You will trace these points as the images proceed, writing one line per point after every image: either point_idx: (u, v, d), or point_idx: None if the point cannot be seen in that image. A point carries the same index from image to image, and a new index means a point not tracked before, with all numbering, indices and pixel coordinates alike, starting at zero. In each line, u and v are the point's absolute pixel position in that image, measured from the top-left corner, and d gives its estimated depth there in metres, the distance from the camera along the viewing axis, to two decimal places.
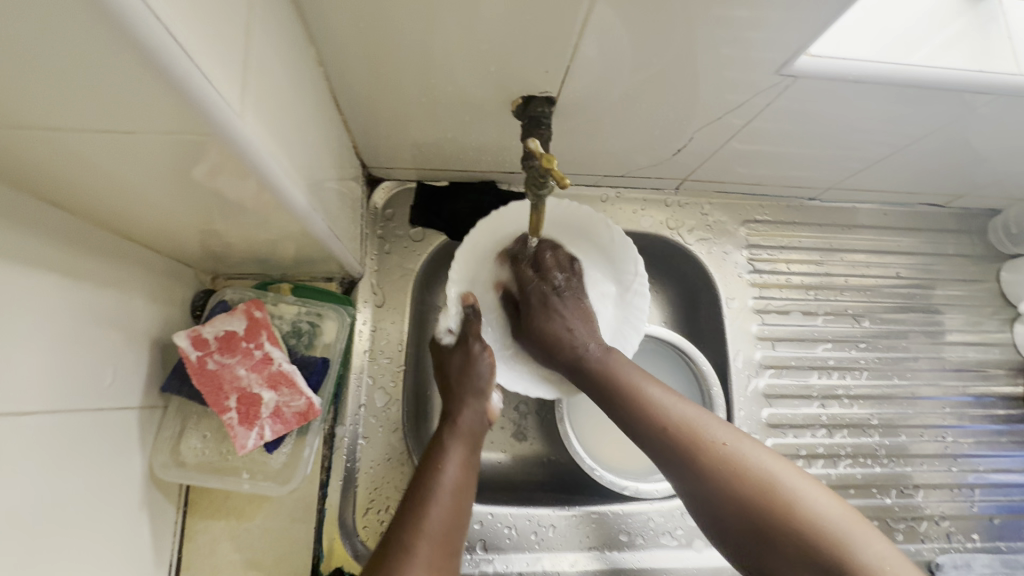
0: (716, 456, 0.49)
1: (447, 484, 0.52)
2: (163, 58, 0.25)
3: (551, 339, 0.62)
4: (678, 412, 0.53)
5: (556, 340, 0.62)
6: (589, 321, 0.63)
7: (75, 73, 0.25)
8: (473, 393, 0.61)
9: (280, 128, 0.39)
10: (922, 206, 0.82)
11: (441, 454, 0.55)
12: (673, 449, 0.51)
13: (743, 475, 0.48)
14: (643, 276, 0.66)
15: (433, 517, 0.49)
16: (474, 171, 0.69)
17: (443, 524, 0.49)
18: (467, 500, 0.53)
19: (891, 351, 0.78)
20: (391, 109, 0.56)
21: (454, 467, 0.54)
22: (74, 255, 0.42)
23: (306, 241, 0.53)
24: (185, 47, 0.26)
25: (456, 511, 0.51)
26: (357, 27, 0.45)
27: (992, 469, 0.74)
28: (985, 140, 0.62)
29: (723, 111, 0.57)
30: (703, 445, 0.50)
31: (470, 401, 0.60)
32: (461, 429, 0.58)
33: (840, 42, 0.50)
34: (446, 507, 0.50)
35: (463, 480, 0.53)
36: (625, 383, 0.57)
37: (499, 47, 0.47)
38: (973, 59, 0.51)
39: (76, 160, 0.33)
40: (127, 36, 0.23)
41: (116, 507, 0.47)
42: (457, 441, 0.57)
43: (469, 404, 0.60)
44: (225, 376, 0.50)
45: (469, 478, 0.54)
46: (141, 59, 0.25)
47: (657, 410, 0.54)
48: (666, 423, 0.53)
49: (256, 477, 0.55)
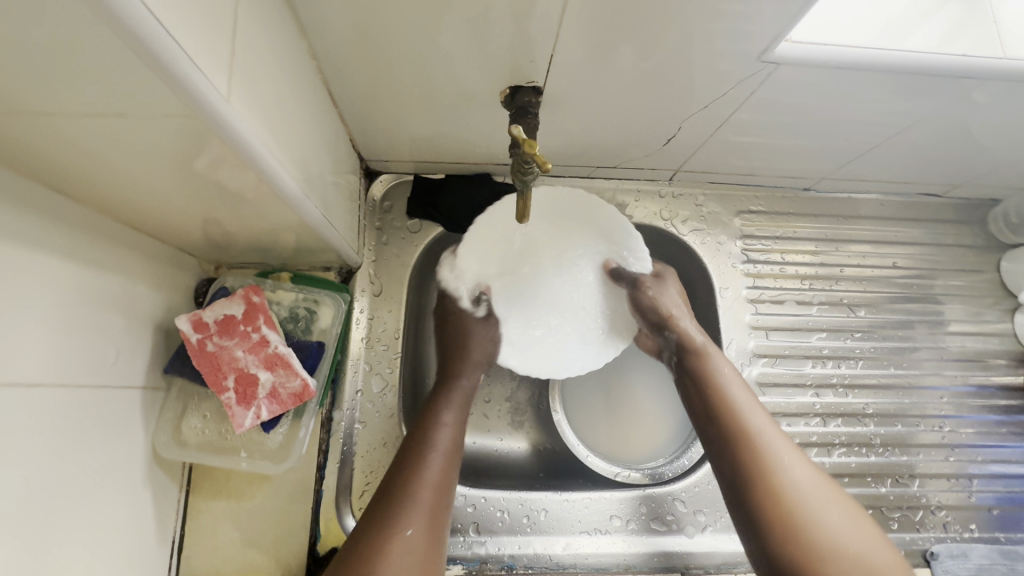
0: (797, 511, 0.48)
1: (438, 446, 0.54)
2: (148, 43, 0.27)
3: (652, 309, 0.64)
4: (776, 456, 0.51)
5: (661, 313, 0.64)
6: (685, 304, 0.65)
7: (66, 58, 0.27)
8: (471, 360, 0.63)
9: (269, 117, 0.41)
10: (919, 196, 0.81)
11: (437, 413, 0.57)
12: (756, 490, 0.49)
13: (824, 545, 0.46)
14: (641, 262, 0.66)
15: (426, 480, 0.51)
16: (470, 163, 0.70)
17: (434, 489, 0.51)
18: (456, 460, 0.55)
19: (888, 341, 0.78)
20: (383, 102, 0.58)
21: (447, 430, 0.56)
22: (79, 240, 0.44)
23: (301, 230, 0.55)
24: (171, 32, 0.28)
25: (447, 475, 0.53)
26: (346, 21, 0.46)
27: (991, 460, 0.74)
28: (977, 127, 0.62)
29: (710, 99, 0.58)
30: (787, 495, 0.49)
31: (470, 368, 0.62)
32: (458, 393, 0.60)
33: (823, 31, 0.51)
34: (438, 470, 0.52)
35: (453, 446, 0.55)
36: (711, 375, 0.58)
37: (484, 38, 0.49)
38: (955, 45, 0.51)
39: (78, 147, 0.36)
40: (112, 22, 0.25)
41: (119, 482, 0.49)
42: (454, 405, 0.59)
43: (466, 369, 0.62)
44: (223, 357, 0.53)
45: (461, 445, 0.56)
46: (126, 43, 0.26)
47: (754, 446, 0.52)
48: (759, 462, 0.51)
49: (253, 457, 0.57)
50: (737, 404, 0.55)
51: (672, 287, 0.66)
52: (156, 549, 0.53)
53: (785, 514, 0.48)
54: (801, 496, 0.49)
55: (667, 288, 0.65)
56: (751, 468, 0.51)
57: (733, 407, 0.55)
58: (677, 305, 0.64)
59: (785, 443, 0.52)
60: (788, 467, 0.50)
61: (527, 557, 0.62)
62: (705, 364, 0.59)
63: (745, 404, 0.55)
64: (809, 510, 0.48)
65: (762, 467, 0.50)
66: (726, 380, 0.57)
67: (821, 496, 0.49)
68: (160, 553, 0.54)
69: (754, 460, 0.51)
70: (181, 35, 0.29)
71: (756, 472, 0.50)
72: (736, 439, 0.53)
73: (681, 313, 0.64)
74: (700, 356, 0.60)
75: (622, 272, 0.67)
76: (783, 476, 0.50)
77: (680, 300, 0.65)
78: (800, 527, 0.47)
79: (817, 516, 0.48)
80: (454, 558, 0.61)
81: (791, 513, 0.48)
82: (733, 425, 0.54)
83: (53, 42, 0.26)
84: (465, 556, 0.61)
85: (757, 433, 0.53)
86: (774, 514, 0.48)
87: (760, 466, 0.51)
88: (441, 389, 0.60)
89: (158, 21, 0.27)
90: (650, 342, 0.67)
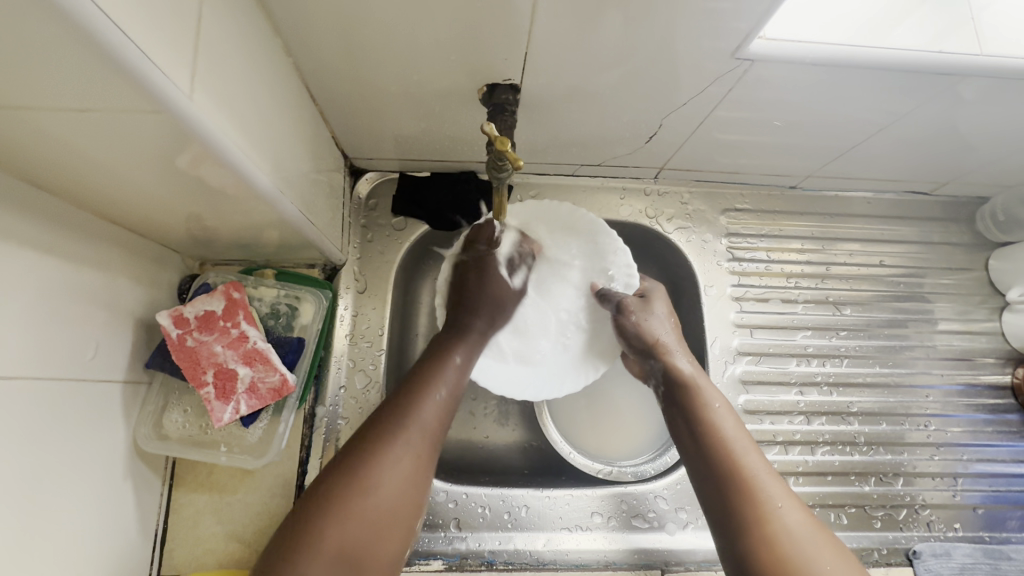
0: (793, 554, 0.44)
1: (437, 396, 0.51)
2: (94, 31, 0.27)
3: (637, 335, 0.63)
4: (773, 500, 0.47)
5: (647, 341, 0.62)
6: (675, 332, 0.64)
7: (19, 51, 0.27)
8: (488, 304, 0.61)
9: (238, 112, 0.41)
10: (908, 194, 0.81)
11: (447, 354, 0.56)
12: (754, 537, 0.46)
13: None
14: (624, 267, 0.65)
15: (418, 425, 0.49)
16: (454, 160, 0.70)
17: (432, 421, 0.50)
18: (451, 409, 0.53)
19: (874, 340, 0.77)
20: (363, 100, 0.58)
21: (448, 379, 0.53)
22: (58, 236, 0.45)
23: (281, 227, 0.55)
24: (119, 24, 0.28)
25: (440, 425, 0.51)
26: (320, 18, 0.47)
27: (978, 459, 0.73)
28: (960, 124, 0.62)
29: (689, 96, 0.58)
30: (787, 542, 0.44)
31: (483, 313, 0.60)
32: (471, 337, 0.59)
33: (798, 28, 0.51)
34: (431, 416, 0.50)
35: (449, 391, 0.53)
36: (698, 402, 0.56)
37: (457, 36, 0.49)
38: (930, 41, 0.51)
39: (51, 144, 0.36)
40: (56, 12, 0.25)
41: (100, 475, 0.50)
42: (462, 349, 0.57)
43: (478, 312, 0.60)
44: (202, 352, 0.54)
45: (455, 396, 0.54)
46: (72, 32, 0.26)
47: (750, 489, 0.48)
48: (755, 506, 0.47)
49: (233, 450, 0.58)
50: (730, 444, 0.52)
51: (660, 311, 0.64)
52: (137, 541, 0.54)
53: (785, 562, 0.43)
54: (801, 543, 0.44)
55: (650, 309, 0.64)
56: (747, 513, 0.47)
57: (726, 447, 0.52)
58: (665, 332, 0.63)
59: (782, 485, 0.49)
60: (786, 511, 0.47)
61: (508, 552, 0.62)
62: (695, 398, 0.56)
63: (738, 443, 0.52)
64: (810, 557, 0.44)
65: (759, 513, 0.47)
66: (720, 418, 0.54)
67: (821, 542, 0.45)
68: (142, 545, 0.55)
69: (750, 505, 0.47)
70: (134, 28, 0.29)
71: (754, 517, 0.47)
72: (730, 482, 0.49)
73: (669, 342, 0.62)
74: (689, 389, 0.57)
75: (608, 293, 0.65)
76: (781, 521, 0.46)
77: (669, 327, 0.63)
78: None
79: (819, 566, 0.43)
80: (434, 553, 0.61)
81: (792, 560, 0.43)
82: (727, 465, 0.50)
83: (2, 36, 0.26)
84: (445, 551, 0.61)
85: (752, 475, 0.49)
86: (772, 563, 0.44)
87: (756, 511, 0.47)
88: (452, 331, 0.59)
89: (102, 11, 0.27)
90: (638, 370, 0.64)
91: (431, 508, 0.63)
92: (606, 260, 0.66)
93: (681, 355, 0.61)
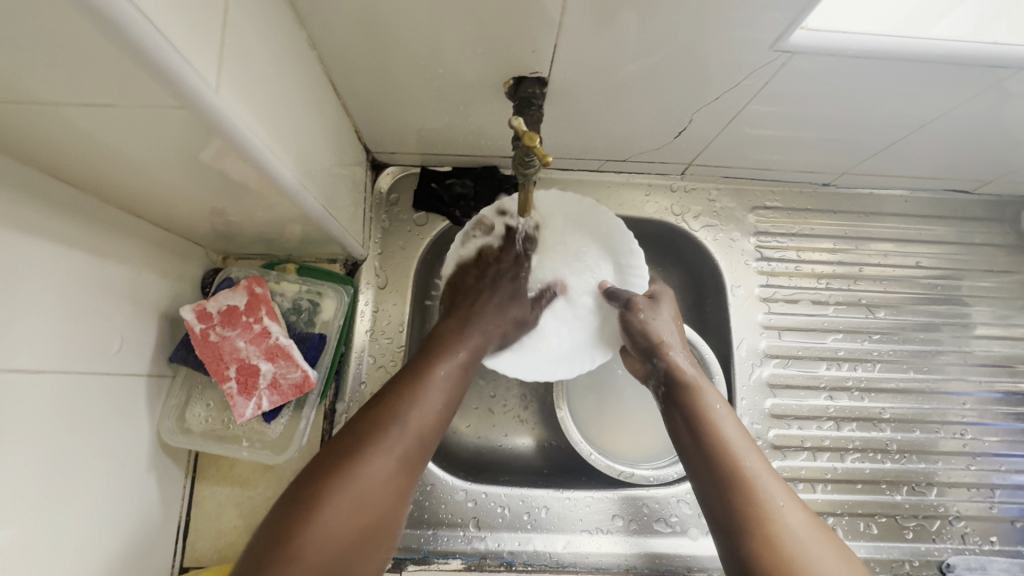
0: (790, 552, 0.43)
1: (439, 387, 0.51)
2: (122, 25, 0.26)
3: (642, 333, 0.58)
4: (773, 501, 0.46)
5: (652, 340, 0.58)
6: (679, 332, 0.60)
7: (46, 45, 0.27)
8: (500, 312, 0.61)
9: (262, 105, 0.40)
10: (948, 193, 0.78)
11: (453, 348, 0.55)
12: (753, 539, 0.44)
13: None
14: (638, 268, 0.63)
15: (419, 413, 0.49)
16: (476, 155, 0.69)
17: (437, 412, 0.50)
18: (453, 407, 0.52)
19: (909, 344, 0.75)
20: (387, 94, 0.57)
21: (449, 368, 0.53)
22: (83, 230, 0.45)
23: (303, 222, 0.55)
24: (147, 16, 0.27)
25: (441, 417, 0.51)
26: (346, 10, 0.46)
27: (1016, 470, 0.71)
28: (1009, 121, 0.59)
29: (722, 91, 0.56)
30: (786, 545, 0.43)
31: (495, 318, 0.60)
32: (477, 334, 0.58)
33: (840, 18, 0.48)
34: (432, 410, 0.50)
35: (451, 394, 0.52)
36: (697, 401, 0.54)
37: (484, 28, 0.48)
38: (981, 34, 0.49)
39: (77, 138, 0.36)
40: (82, 4, 0.25)
41: (124, 468, 0.50)
42: (467, 346, 0.56)
43: (489, 316, 0.60)
44: (225, 348, 0.54)
45: (455, 395, 0.53)
46: (100, 26, 0.26)
47: (750, 490, 0.47)
48: (756, 508, 0.46)
49: (254, 445, 0.58)
50: (729, 441, 0.50)
51: (668, 311, 0.60)
52: (161, 533, 0.55)
53: (782, 559, 0.42)
54: (802, 546, 0.43)
55: (660, 310, 0.60)
56: (747, 515, 0.45)
57: (726, 447, 0.50)
58: (670, 332, 0.59)
59: (783, 487, 0.47)
60: (786, 513, 0.45)
61: (526, 554, 0.61)
62: (694, 395, 0.54)
63: (738, 441, 0.51)
64: (810, 560, 0.42)
65: (761, 515, 0.45)
66: (719, 416, 0.53)
67: (821, 543, 0.44)
68: (165, 536, 0.55)
69: (751, 506, 0.46)
70: (159, 19, 0.28)
71: (753, 518, 0.45)
72: (728, 483, 0.48)
73: (674, 341, 0.58)
74: (691, 389, 0.55)
75: (616, 292, 0.61)
76: (782, 524, 0.44)
77: (675, 327, 0.60)
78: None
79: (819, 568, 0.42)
80: (453, 553, 0.61)
81: (791, 565, 0.42)
82: (727, 467, 0.49)
83: (25, 26, 0.25)
84: (464, 551, 0.61)
85: (753, 475, 0.48)
86: (773, 567, 0.42)
87: (758, 513, 0.45)
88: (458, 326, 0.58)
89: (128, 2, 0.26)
90: (641, 369, 0.61)
91: (450, 507, 0.63)
92: (622, 259, 0.63)
93: (685, 358, 0.58)
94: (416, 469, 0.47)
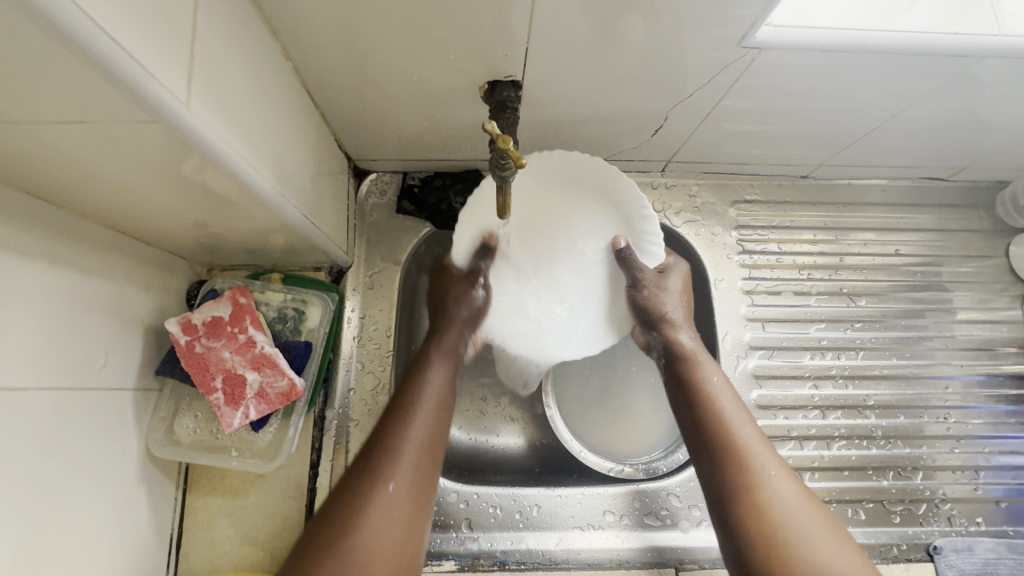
0: (777, 523, 0.46)
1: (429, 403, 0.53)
2: (86, 42, 0.27)
3: (647, 309, 0.61)
4: (765, 472, 0.49)
5: (655, 314, 0.61)
6: (686, 309, 0.62)
7: (11, 65, 0.27)
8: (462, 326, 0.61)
9: (237, 118, 0.41)
10: (925, 180, 0.79)
11: (429, 367, 0.56)
12: (742, 505, 0.48)
13: (792, 547, 0.45)
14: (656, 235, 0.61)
15: (410, 445, 0.50)
16: (457, 159, 0.70)
17: (425, 436, 0.52)
18: (445, 416, 0.54)
19: (892, 331, 0.76)
20: (363, 102, 0.58)
21: (435, 388, 0.55)
22: (63, 246, 0.45)
23: (284, 231, 0.55)
24: (109, 34, 0.28)
25: (429, 444, 0.52)
26: (317, 20, 0.46)
27: (1000, 451, 0.72)
28: (980, 110, 0.60)
29: (694, 87, 0.56)
30: (776, 513, 0.47)
31: (460, 329, 0.60)
32: (447, 352, 0.59)
33: (804, 14, 0.49)
34: (424, 430, 0.52)
35: (440, 404, 0.54)
36: (697, 379, 0.56)
37: (455, 33, 0.48)
38: (943, 24, 0.50)
39: (53, 157, 0.36)
40: (43, 23, 0.25)
41: (114, 482, 0.50)
42: (442, 363, 0.57)
43: (454, 326, 0.60)
44: (211, 359, 0.55)
45: (451, 394, 0.56)
46: (63, 44, 0.26)
47: (743, 461, 0.50)
48: (747, 477, 0.49)
49: (243, 455, 0.58)
50: (725, 415, 0.53)
51: (676, 288, 0.62)
52: (153, 545, 0.55)
53: (770, 529, 0.46)
54: (791, 514, 0.47)
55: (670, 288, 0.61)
56: (738, 485, 0.49)
57: (719, 420, 0.52)
58: (676, 307, 0.61)
59: (773, 455, 0.50)
60: (775, 482, 0.48)
61: (519, 552, 0.61)
62: (694, 370, 0.56)
63: (733, 415, 0.53)
64: (797, 528, 0.46)
65: (753, 485, 0.48)
66: (716, 391, 0.55)
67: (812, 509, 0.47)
68: (157, 548, 0.55)
69: (742, 476, 0.49)
70: (121, 35, 0.29)
71: (743, 489, 0.48)
72: (721, 451, 0.51)
73: (677, 318, 0.61)
74: (688, 362, 0.57)
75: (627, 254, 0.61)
76: (771, 491, 0.48)
77: (682, 304, 0.62)
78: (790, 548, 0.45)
79: (802, 535, 0.46)
80: (447, 554, 0.61)
81: (778, 532, 0.46)
82: (720, 437, 0.51)
83: None
84: (457, 552, 0.61)
85: (745, 446, 0.51)
86: (762, 534, 0.46)
87: (749, 481, 0.49)
88: (432, 353, 0.58)
89: (89, 19, 0.26)
90: (642, 339, 0.64)
91: (442, 508, 0.64)
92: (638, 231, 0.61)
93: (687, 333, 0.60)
94: (434, 475, 0.51)
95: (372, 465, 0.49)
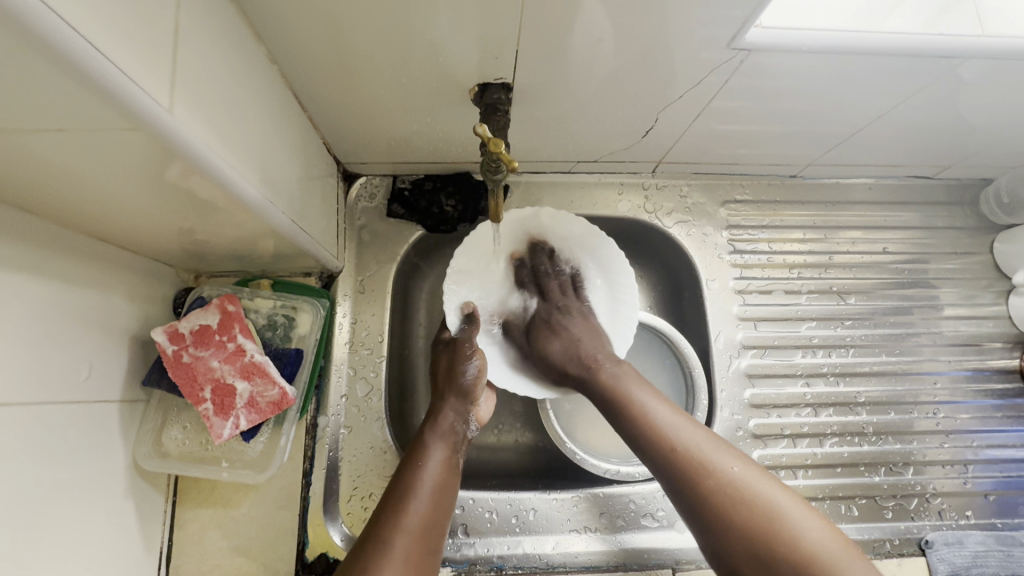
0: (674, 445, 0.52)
1: (424, 482, 0.54)
2: (61, 47, 0.26)
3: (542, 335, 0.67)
4: (647, 408, 0.56)
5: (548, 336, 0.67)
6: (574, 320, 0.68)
7: None
8: (461, 406, 0.62)
9: (221, 123, 0.40)
10: (912, 179, 0.80)
11: (428, 452, 0.57)
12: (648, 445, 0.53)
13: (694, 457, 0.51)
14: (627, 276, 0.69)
15: (408, 524, 0.50)
16: (448, 162, 0.69)
17: (423, 518, 0.52)
18: (445, 501, 0.54)
19: (880, 328, 0.77)
20: (352, 105, 0.57)
21: (432, 468, 0.56)
22: (44, 256, 0.44)
23: (272, 237, 0.54)
24: (87, 39, 0.27)
25: (428, 520, 0.52)
26: (303, 24, 0.46)
27: (988, 445, 0.73)
28: (964, 110, 0.61)
29: (684, 89, 0.56)
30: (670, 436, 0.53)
31: (456, 407, 0.61)
32: (443, 432, 0.59)
33: (793, 16, 0.50)
34: (423, 509, 0.52)
35: (437, 485, 0.55)
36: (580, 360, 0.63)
37: (444, 36, 0.48)
38: (926, 25, 0.50)
39: (29, 165, 0.35)
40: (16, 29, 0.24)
41: (100, 496, 0.49)
42: (440, 443, 0.58)
43: (451, 404, 0.61)
44: (199, 369, 0.54)
45: (450, 476, 0.56)
46: (39, 51, 0.25)
47: (632, 409, 0.56)
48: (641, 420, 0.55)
49: (234, 465, 0.57)
50: (609, 380, 0.60)
51: (584, 335, 0.66)
52: (142, 559, 0.54)
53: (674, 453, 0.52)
54: (677, 430, 0.53)
55: (573, 337, 0.65)
56: (637, 429, 0.55)
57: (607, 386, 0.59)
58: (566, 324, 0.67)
59: (648, 392, 0.58)
60: (660, 413, 0.55)
61: (516, 557, 0.61)
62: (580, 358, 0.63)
63: (613, 376, 0.60)
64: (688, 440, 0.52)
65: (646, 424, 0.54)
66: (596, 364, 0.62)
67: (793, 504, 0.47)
68: (147, 563, 0.54)
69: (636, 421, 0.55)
70: (101, 40, 0.28)
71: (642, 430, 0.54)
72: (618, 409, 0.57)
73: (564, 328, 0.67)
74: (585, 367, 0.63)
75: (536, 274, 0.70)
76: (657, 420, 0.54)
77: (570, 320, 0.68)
78: (797, 571, 0.43)
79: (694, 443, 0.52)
80: (443, 560, 0.61)
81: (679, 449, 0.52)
82: (614, 398, 0.58)
83: None
84: (454, 558, 0.61)
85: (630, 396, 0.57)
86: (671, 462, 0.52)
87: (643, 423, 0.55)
88: (429, 434, 0.59)
89: (64, 23, 0.26)
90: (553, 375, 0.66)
91: None
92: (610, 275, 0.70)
93: (610, 362, 0.63)
94: (434, 557, 0.51)
95: (373, 544, 0.48)
